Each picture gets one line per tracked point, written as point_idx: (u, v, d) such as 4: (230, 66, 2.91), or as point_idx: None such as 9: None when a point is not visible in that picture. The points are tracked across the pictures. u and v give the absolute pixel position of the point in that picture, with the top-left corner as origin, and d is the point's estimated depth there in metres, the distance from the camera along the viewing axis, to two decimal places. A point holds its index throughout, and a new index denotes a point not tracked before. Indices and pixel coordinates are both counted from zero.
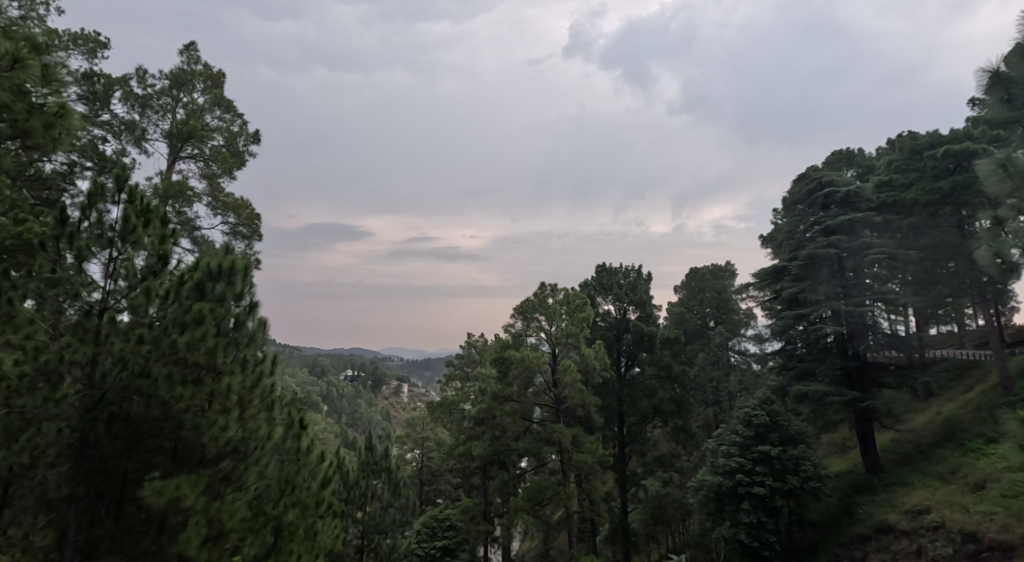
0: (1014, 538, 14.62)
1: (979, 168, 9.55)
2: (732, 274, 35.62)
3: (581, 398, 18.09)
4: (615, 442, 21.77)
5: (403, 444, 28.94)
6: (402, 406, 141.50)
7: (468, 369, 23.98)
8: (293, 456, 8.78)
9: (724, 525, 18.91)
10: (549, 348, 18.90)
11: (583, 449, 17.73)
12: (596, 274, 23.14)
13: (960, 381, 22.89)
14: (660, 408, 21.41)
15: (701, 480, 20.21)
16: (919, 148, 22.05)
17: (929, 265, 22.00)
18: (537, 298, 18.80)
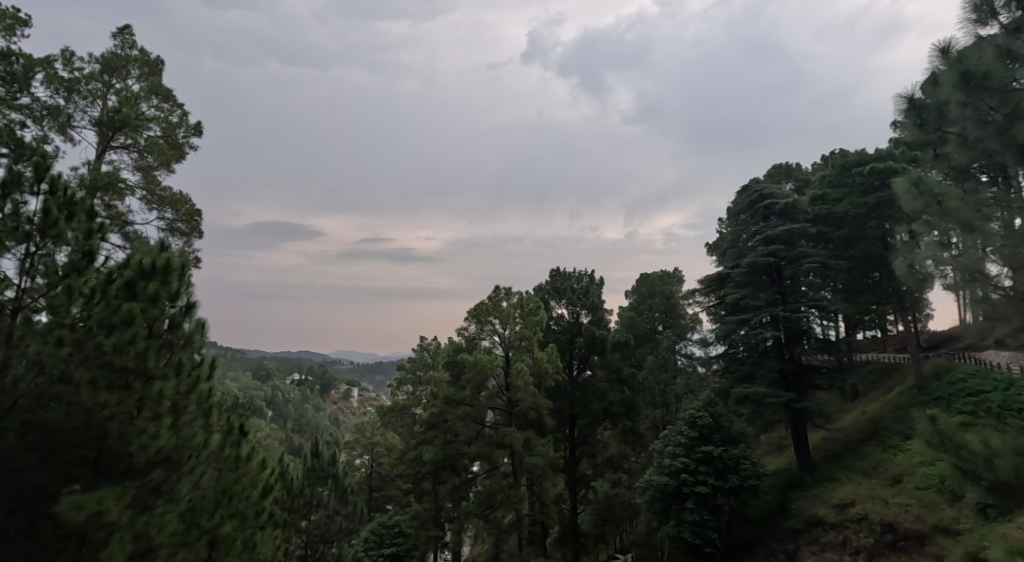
0: (925, 527, 15.84)
1: (896, 185, 10.32)
2: (679, 280, 37.06)
3: (533, 401, 18.45)
4: (566, 444, 22.40)
5: (352, 450, 28.80)
6: (350, 412, 139.59)
7: (420, 373, 24.18)
8: (232, 464, 9.03)
9: (669, 524, 19.73)
10: (502, 351, 19.33)
11: (535, 452, 18.06)
12: (550, 279, 23.73)
13: (884, 382, 24.43)
14: (610, 410, 22.13)
15: (648, 481, 20.98)
16: (849, 165, 23.54)
17: (857, 275, 23.49)
18: (491, 302, 19.21)
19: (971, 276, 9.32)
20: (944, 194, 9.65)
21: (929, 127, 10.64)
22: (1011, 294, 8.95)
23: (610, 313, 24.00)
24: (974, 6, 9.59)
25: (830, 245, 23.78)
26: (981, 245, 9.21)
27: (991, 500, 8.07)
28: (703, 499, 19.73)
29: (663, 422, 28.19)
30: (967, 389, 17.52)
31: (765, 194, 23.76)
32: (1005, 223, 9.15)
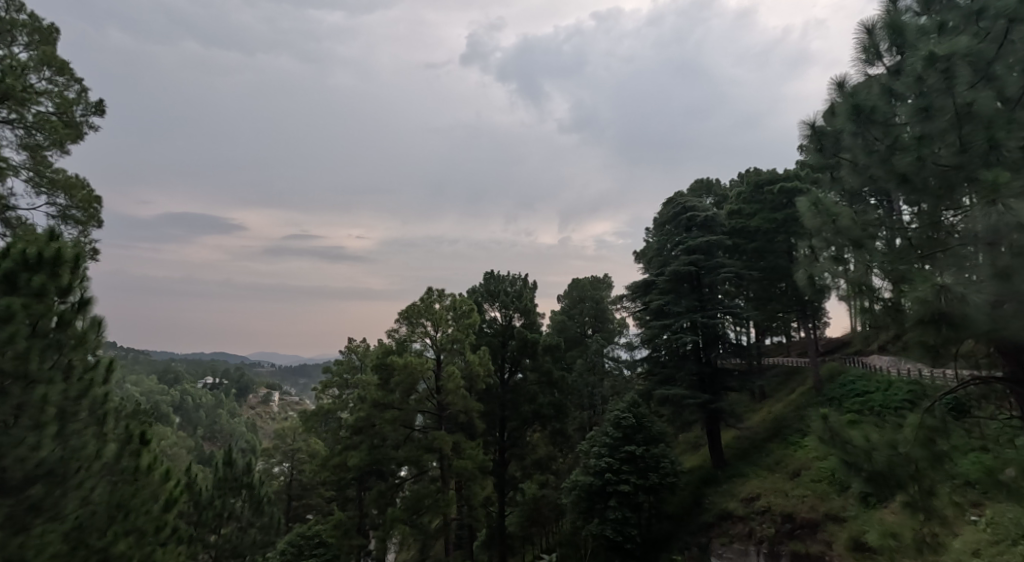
0: (818, 516, 17.36)
1: (797, 204, 10.23)
2: (608, 285, 38.49)
3: (464, 404, 18.84)
4: (496, 447, 22.92)
5: (270, 457, 28.12)
6: (269, 417, 134.89)
7: (346, 376, 24.09)
8: (129, 476, 9.11)
9: (593, 522, 20.60)
10: (433, 354, 19.59)
11: (464, 455, 18.40)
12: (483, 281, 24.23)
13: (788, 384, 26.36)
14: (540, 412, 22.80)
15: (574, 481, 21.78)
16: (761, 183, 25.38)
17: (767, 285, 25.20)
18: (424, 304, 19.45)
19: (857, 289, 9.67)
20: (837, 214, 9.74)
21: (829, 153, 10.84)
22: (892, 307, 9.49)
23: (542, 316, 24.81)
24: (864, 46, 9.92)
25: (744, 256, 25.53)
26: (873, 260, 9.36)
27: (870, 489, 8.88)
28: (625, 497, 20.68)
29: (589, 424, 29.19)
30: (856, 389, 19.35)
31: (688, 206, 25.31)
32: (887, 242, 9.60)
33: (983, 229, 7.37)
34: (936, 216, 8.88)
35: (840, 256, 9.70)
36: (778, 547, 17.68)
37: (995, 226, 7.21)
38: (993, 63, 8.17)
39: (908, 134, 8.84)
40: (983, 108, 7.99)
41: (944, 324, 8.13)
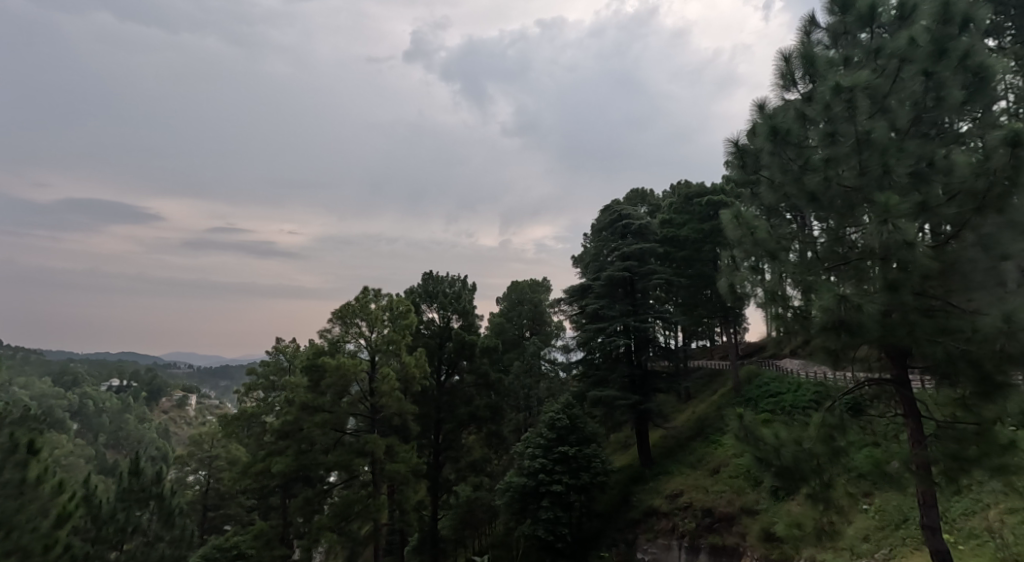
0: (734, 510, 18.39)
1: (722, 217, 10.05)
2: (547, 289, 39.34)
3: (399, 406, 18.87)
4: (431, 449, 23.06)
5: (184, 465, 26.96)
6: (185, 422, 128.62)
7: (274, 378, 23.68)
8: (15, 491, 9.55)
9: (526, 522, 21.07)
10: (368, 356, 19.48)
11: (397, 458, 18.46)
12: (422, 282, 24.39)
13: (711, 385, 27.75)
14: (476, 414, 23.07)
15: (508, 482, 22.21)
16: (690, 196, 26.76)
17: (694, 291, 26.49)
18: (359, 303, 19.41)
19: (769, 298, 9.32)
20: (757, 227, 9.59)
21: (750, 169, 10.61)
22: (800, 314, 9.07)
23: (480, 318, 25.19)
24: (781, 73, 10.30)
25: (674, 264, 26.75)
26: (787, 270, 9.18)
27: (779, 483, 9.54)
28: (557, 497, 21.24)
29: (525, 425, 29.73)
30: (771, 390, 20.75)
31: (624, 214, 26.38)
32: (799, 254, 9.47)
33: (877, 244, 8.00)
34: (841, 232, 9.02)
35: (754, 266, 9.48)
36: (698, 540, 18.67)
37: (886, 242, 7.82)
38: (888, 97, 8.75)
39: (818, 156, 9.17)
40: (880, 137, 8.53)
41: (843, 330, 8.13)
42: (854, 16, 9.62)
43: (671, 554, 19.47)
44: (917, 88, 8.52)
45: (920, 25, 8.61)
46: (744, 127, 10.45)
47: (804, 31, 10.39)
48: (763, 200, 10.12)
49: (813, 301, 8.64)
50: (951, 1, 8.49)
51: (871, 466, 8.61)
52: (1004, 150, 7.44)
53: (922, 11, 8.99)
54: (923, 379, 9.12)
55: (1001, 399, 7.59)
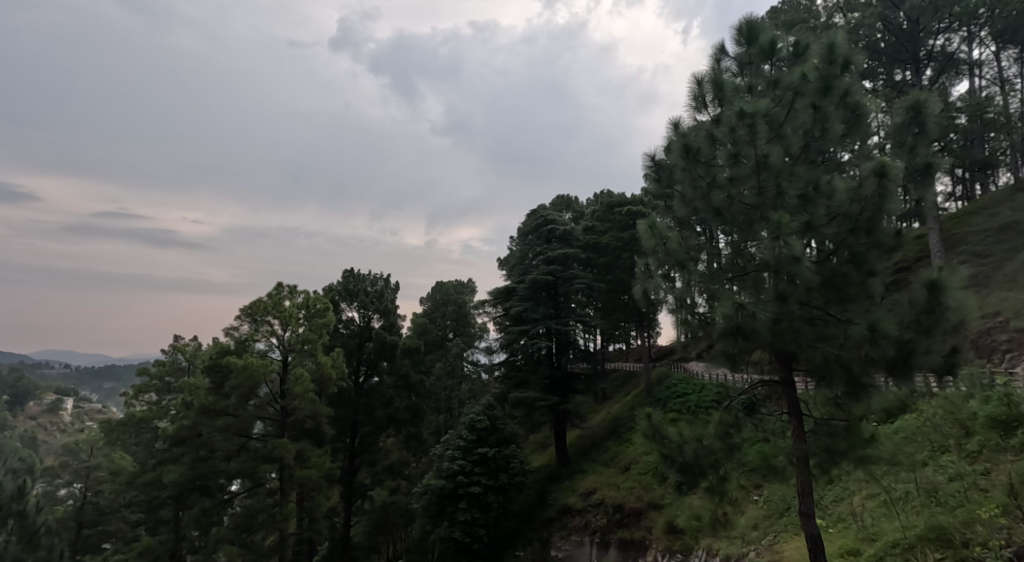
0: (643, 505, 19.38)
1: (637, 227, 10.45)
2: (471, 291, 39.71)
3: (312, 408, 18.44)
4: (346, 453, 22.77)
5: (58, 478, 24.87)
6: (65, 429, 118.38)
7: (170, 379, 22.67)
8: None
9: (442, 525, 21.25)
10: (279, 356, 19.14)
11: (309, 463, 18.08)
12: (342, 280, 24.10)
13: (625, 387, 29.07)
14: (395, 416, 23.04)
15: (426, 485, 22.30)
16: (612, 205, 28.05)
17: (613, 296, 27.63)
18: (271, 301, 18.90)
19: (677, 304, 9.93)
20: (668, 239, 10.09)
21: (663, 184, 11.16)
22: (704, 320, 9.65)
23: (402, 318, 25.21)
24: (693, 95, 10.92)
25: (595, 269, 27.83)
26: (693, 280, 9.77)
27: (682, 478, 10.15)
28: (476, 498, 21.57)
29: (444, 427, 29.83)
30: (678, 390, 22.12)
31: (549, 219, 27.21)
32: (704, 265, 10.12)
33: (771, 257, 8.80)
34: (742, 245, 9.74)
35: (666, 274, 10.00)
36: (609, 536, 19.49)
37: (778, 256, 8.60)
38: (784, 124, 9.61)
39: (724, 175, 9.85)
40: (775, 161, 9.38)
41: (739, 336, 8.82)
42: (758, 49, 10.49)
43: (583, 550, 20.22)
44: (807, 119, 9.47)
45: (811, 63, 9.62)
46: (658, 142, 10.88)
47: (714, 58, 11.10)
48: (676, 212, 10.66)
49: (714, 309, 9.31)
50: (835, 45, 9.57)
51: (760, 461, 9.55)
52: (874, 179, 8.47)
53: (813, 51, 10.00)
54: (805, 381, 9.99)
55: (865, 399, 8.61)
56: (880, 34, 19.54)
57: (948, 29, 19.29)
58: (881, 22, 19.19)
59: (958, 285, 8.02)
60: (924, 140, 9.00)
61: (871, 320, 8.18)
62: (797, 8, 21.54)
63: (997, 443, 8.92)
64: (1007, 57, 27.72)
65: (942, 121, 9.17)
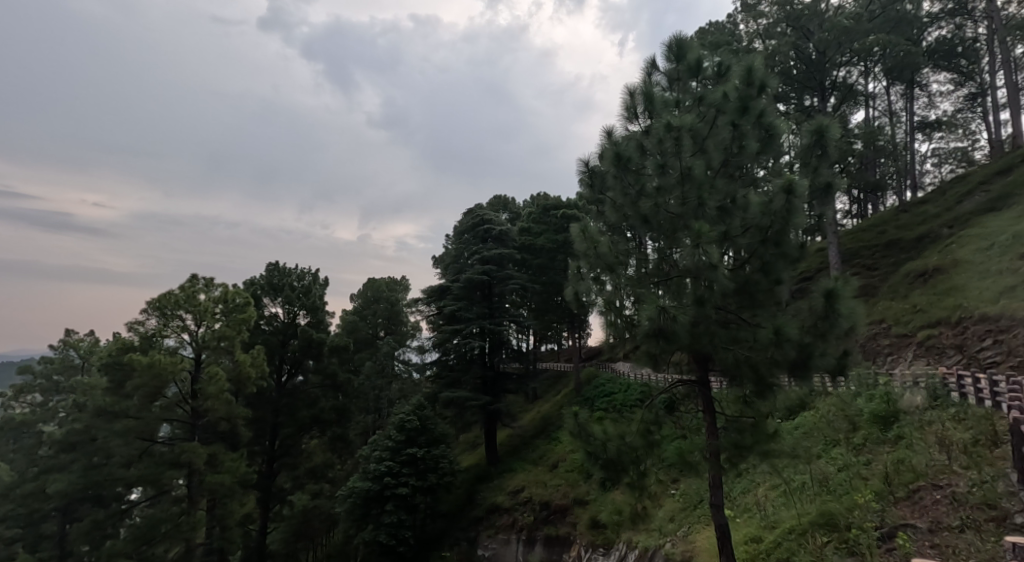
0: (568, 502, 19.97)
1: (570, 230, 10.75)
2: (404, 288, 39.44)
3: (226, 410, 17.63)
4: (263, 457, 22.02)
5: None
6: None
7: (60, 380, 21.58)
8: None
9: (367, 529, 20.99)
10: (191, 353, 18.23)
11: (221, 468, 17.32)
12: (267, 274, 23.52)
13: (556, 387, 29.74)
14: (320, 416, 22.64)
15: (349, 488, 21.89)
16: (548, 207, 28.66)
17: (547, 297, 28.22)
18: (184, 294, 18.02)
19: (606, 306, 10.30)
20: (600, 243, 10.47)
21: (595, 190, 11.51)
22: (629, 322, 10.10)
23: (331, 315, 24.84)
24: (627, 105, 11.32)
25: (529, 271, 28.29)
26: (622, 284, 10.18)
27: (606, 474, 10.35)
28: (402, 500, 21.53)
29: (372, 428, 29.45)
30: (606, 390, 23.00)
31: (486, 219, 27.49)
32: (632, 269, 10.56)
33: (690, 264, 9.38)
34: (667, 252, 10.24)
35: (597, 277, 10.38)
36: (535, 533, 19.91)
37: (697, 263, 9.21)
38: (706, 139, 10.24)
39: (652, 184, 10.32)
40: (698, 173, 9.98)
41: (661, 337, 9.29)
42: (685, 66, 11.11)
43: (509, 548, 20.59)
44: (726, 136, 10.16)
45: (731, 83, 10.31)
46: (592, 149, 11.18)
47: (645, 72, 11.59)
48: (607, 218, 10.95)
49: (639, 311, 9.76)
50: (753, 69, 10.30)
51: (677, 456, 10.11)
52: (782, 196, 9.19)
53: (734, 72, 10.72)
54: (719, 381, 10.60)
55: (770, 398, 9.33)
56: (793, 61, 21.32)
57: (848, 64, 21.22)
58: (795, 50, 20.88)
59: (849, 294, 8.87)
60: (826, 162, 9.86)
61: (776, 324, 8.89)
62: (722, 30, 22.83)
63: (878, 435, 9.96)
64: (896, 91, 30.60)
65: (841, 145, 10.07)
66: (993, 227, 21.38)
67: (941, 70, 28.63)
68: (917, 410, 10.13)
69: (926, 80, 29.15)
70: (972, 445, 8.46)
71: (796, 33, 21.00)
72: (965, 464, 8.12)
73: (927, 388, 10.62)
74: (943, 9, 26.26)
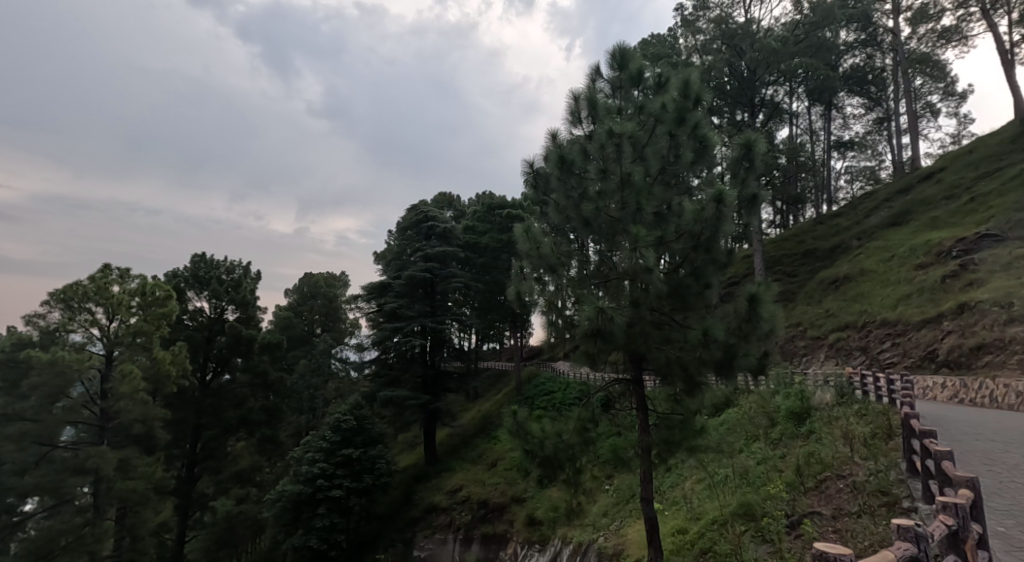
0: (506, 500, 20.23)
1: (514, 230, 10.91)
2: (344, 284, 38.87)
3: (142, 411, 16.87)
4: (183, 461, 21.20)
5: None
6: None
7: None
8: None
9: (297, 533, 20.52)
10: (102, 350, 17.18)
11: (134, 475, 16.54)
12: (192, 266, 22.85)
13: (496, 386, 30.02)
14: (247, 417, 22.15)
15: (279, 491, 21.34)
16: (493, 207, 28.95)
17: (489, 296, 28.47)
18: (95, 285, 17.11)
19: (546, 307, 10.53)
20: (542, 243, 10.68)
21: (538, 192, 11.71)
22: (569, 322, 10.33)
23: (262, 310, 24.25)
24: (571, 110, 11.61)
25: (473, 269, 28.41)
26: (563, 284, 10.44)
27: (543, 472, 10.58)
28: (335, 502, 21.26)
29: (306, 428, 28.86)
30: (545, 389, 23.46)
31: (430, 216, 27.48)
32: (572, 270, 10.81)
33: (628, 267, 9.76)
34: (607, 254, 10.60)
35: (538, 277, 10.59)
36: (472, 531, 20.04)
37: (634, 266, 9.57)
38: (645, 147, 10.65)
39: (594, 188, 10.64)
40: (636, 179, 10.37)
41: (599, 337, 9.57)
42: (627, 76, 11.52)
43: (446, 548, 20.62)
44: (664, 145, 10.62)
45: (669, 95, 10.77)
46: (535, 151, 11.41)
47: (589, 78, 11.92)
48: (550, 219, 11.18)
49: (577, 311, 10.05)
50: (690, 82, 10.78)
51: (611, 453, 10.45)
52: (713, 204, 9.69)
53: (672, 84, 11.22)
54: (651, 379, 11.07)
55: (697, 396, 9.83)
56: (726, 78, 22.37)
57: (776, 83, 22.37)
58: (728, 68, 21.90)
59: (770, 299, 9.45)
60: (753, 174, 10.46)
61: (704, 326, 9.36)
62: (662, 43, 23.67)
63: (792, 430, 10.65)
64: (818, 111, 32.61)
65: (767, 159, 10.71)
66: (899, 241, 23.04)
67: (855, 95, 30.72)
68: (827, 407, 10.95)
69: (841, 104, 31.21)
70: (871, 438, 9.25)
71: (730, 50, 22.04)
72: (866, 455, 8.82)
73: (836, 387, 11.58)
74: (858, 39, 28.27)
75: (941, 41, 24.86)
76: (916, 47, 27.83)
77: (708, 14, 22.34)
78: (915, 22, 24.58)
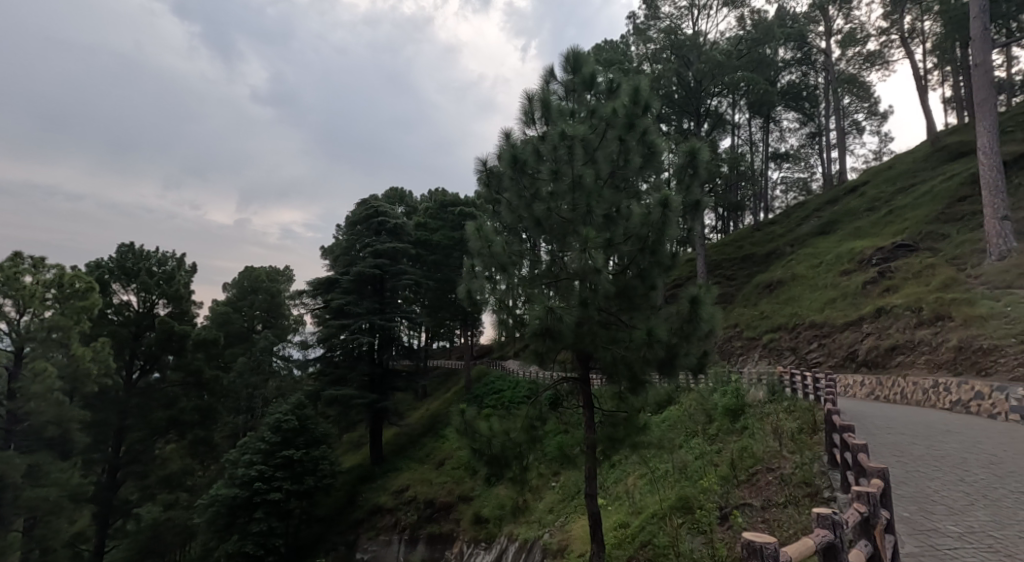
0: (452, 499, 20.30)
1: (466, 228, 10.94)
2: (288, 279, 38.03)
3: (58, 413, 16.08)
4: (104, 466, 20.13)
5: None
6: None
7: None
8: None
9: (232, 539, 19.88)
10: (11, 345, 16.33)
11: (46, 482, 15.67)
12: (119, 255, 21.97)
13: (444, 384, 30.00)
14: (178, 418, 21.49)
15: (213, 496, 20.64)
16: (446, 204, 28.91)
17: (440, 294, 28.39)
18: (4, 275, 16.23)
19: (497, 306, 10.61)
20: (494, 242, 10.76)
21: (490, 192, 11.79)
22: (519, 321, 10.43)
23: (197, 305, 23.48)
24: (525, 111, 11.76)
25: (423, 267, 28.27)
26: (514, 283, 10.56)
27: (490, 470, 10.70)
28: (274, 505, 20.77)
29: (246, 428, 28.07)
30: (494, 387, 23.64)
31: (381, 211, 27.22)
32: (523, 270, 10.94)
33: (578, 267, 9.99)
34: (558, 254, 10.79)
35: (490, 276, 10.68)
36: (418, 531, 20.02)
37: (584, 266, 9.82)
38: (596, 150, 10.92)
39: (547, 188, 10.82)
40: (587, 181, 10.60)
41: (548, 336, 9.75)
42: (580, 80, 11.75)
43: (390, 549, 20.50)
44: (614, 149, 10.90)
45: (620, 100, 11.05)
46: (488, 151, 11.48)
47: (543, 80, 12.09)
48: (502, 219, 11.28)
49: (526, 311, 10.19)
50: (640, 89, 11.09)
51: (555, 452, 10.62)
52: (659, 209, 10.03)
53: (623, 90, 11.52)
54: (598, 377, 11.35)
55: (642, 394, 10.15)
56: (674, 87, 23.03)
57: (720, 94, 23.18)
58: (676, 77, 22.55)
59: (710, 301, 9.86)
60: (697, 180, 10.87)
61: (649, 325, 9.68)
62: (615, 49, 24.15)
63: (728, 426, 11.14)
64: (756, 123, 33.93)
65: (710, 167, 11.14)
66: (831, 248, 24.26)
67: (790, 110, 32.15)
68: (759, 404, 11.51)
69: (778, 118, 32.57)
70: (799, 432, 9.79)
71: (678, 60, 22.65)
72: (794, 449, 9.33)
73: (768, 385, 12.18)
74: (794, 57, 29.60)
75: (867, 64, 26.35)
76: (845, 68, 29.34)
77: (660, 23, 22.72)
78: (843, 46, 25.90)
